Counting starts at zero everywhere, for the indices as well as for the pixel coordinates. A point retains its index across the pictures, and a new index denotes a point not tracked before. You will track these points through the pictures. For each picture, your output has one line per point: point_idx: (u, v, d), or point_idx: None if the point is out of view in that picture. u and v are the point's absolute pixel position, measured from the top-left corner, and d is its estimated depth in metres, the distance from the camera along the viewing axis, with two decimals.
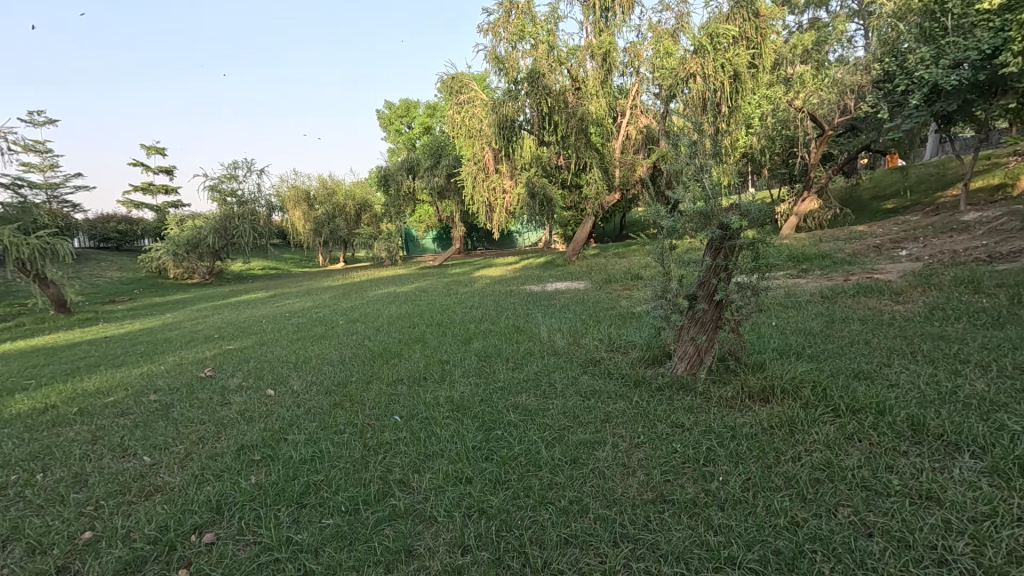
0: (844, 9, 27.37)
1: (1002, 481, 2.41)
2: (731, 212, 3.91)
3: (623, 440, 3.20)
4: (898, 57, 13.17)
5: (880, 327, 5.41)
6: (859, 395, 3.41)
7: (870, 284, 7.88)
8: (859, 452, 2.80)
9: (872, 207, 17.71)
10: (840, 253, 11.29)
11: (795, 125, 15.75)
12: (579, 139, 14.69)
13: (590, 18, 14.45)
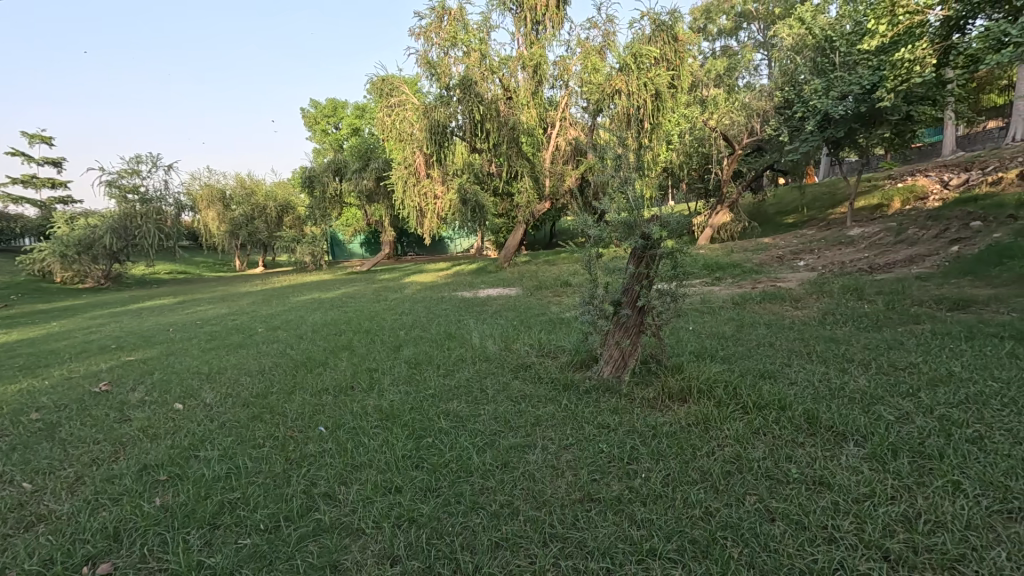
0: (750, 40, 30.01)
1: (879, 465, 2.73)
2: (653, 223, 4.16)
3: (552, 442, 3.29)
4: (796, 87, 14.63)
5: (782, 331, 5.95)
6: (764, 392, 3.73)
7: (774, 291, 8.65)
8: (764, 445, 3.06)
9: (776, 221, 19.40)
10: (748, 263, 12.28)
11: (709, 143, 16.95)
12: (510, 148, 14.96)
13: (521, 30, 14.74)
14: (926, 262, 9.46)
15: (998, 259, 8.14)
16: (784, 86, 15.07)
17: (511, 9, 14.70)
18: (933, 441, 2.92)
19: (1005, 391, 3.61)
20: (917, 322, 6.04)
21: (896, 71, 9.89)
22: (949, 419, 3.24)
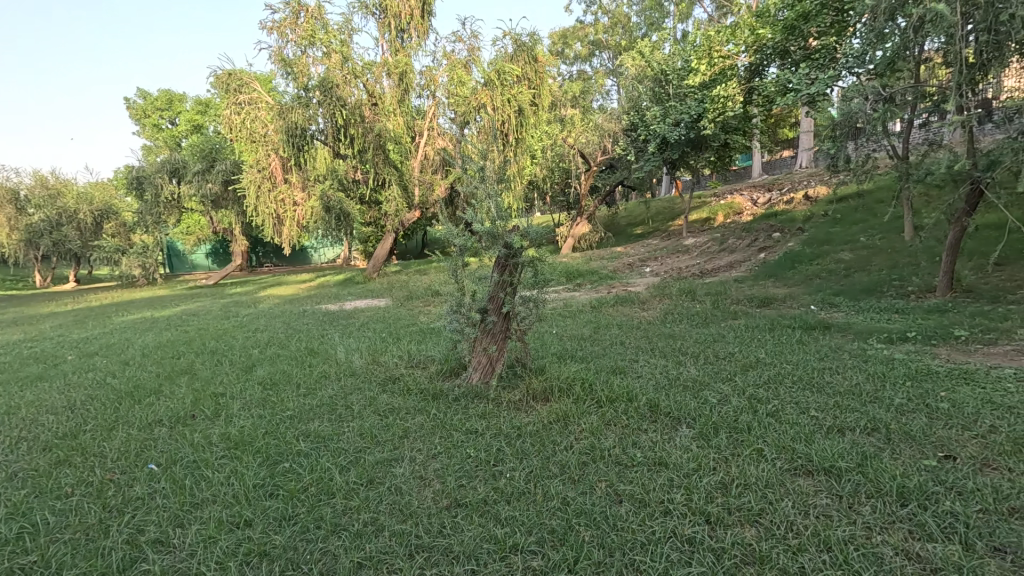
0: (602, 67, 32.96)
1: (704, 442, 3.18)
2: (513, 233, 4.35)
3: (420, 453, 3.26)
4: (639, 112, 16.42)
5: (631, 331, 6.61)
6: (615, 387, 4.12)
7: (625, 296, 9.57)
8: (614, 434, 3.37)
9: (627, 232, 21.47)
10: (604, 270, 13.42)
11: (568, 159, 18.17)
12: (376, 155, 14.55)
13: (385, 35, 14.47)
14: (742, 268, 11.22)
15: (791, 264, 9.98)
16: (629, 111, 16.83)
17: (374, 13, 14.37)
18: (742, 417, 3.48)
19: (794, 371, 4.45)
20: (735, 318, 7.14)
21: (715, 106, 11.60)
22: (756, 397, 3.89)
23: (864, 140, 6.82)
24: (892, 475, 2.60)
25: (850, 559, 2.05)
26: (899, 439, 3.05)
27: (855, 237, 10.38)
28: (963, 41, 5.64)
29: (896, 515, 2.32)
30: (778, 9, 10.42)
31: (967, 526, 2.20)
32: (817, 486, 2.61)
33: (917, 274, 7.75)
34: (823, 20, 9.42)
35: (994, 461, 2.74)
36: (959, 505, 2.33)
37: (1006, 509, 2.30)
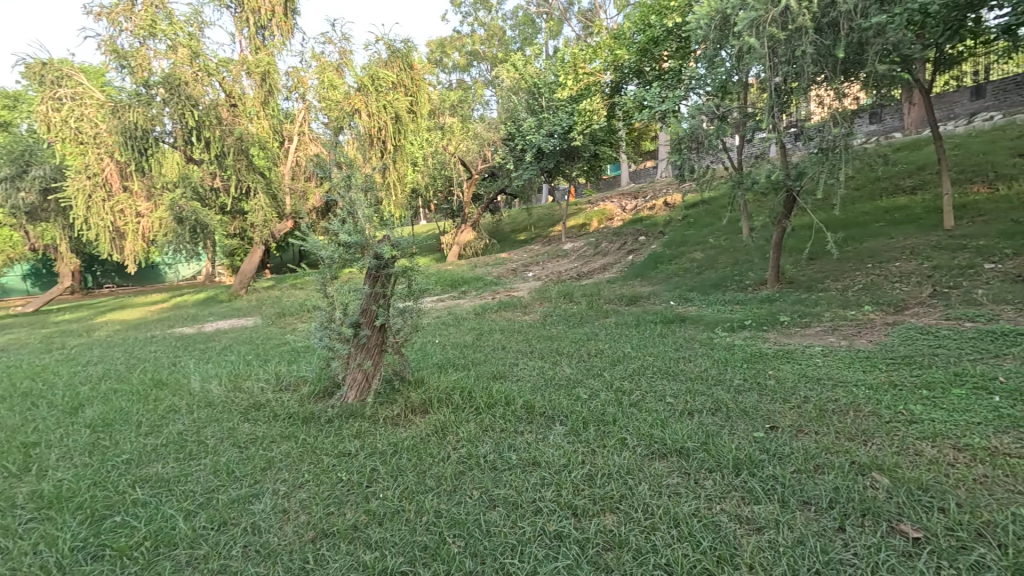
0: (481, 78, 33.65)
1: (575, 437, 3.35)
2: (383, 243, 4.20)
3: (284, 484, 3.00)
4: (516, 122, 17.00)
5: (512, 335, 6.78)
6: (493, 393, 4.18)
7: (508, 301, 9.80)
8: (491, 440, 3.41)
9: (510, 238, 22.03)
10: (488, 276, 13.63)
11: (450, 167, 18.19)
12: (238, 161, 13.24)
13: (243, 31, 13.33)
14: (614, 269, 12.09)
15: (655, 264, 10.97)
16: (507, 121, 17.34)
17: (229, 7, 13.18)
18: (608, 410, 3.72)
19: (655, 362, 4.88)
20: (607, 316, 7.64)
21: (582, 118, 12.29)
22: (621, 389, 4.19)
23: (704, 152, 7.76)
24: (728, 449, 2.95)
25: (693, 531, 2.27)
26: (735, 416, 3.47)
27: (705, 238, 11.72)
28: (772, 70, 6.69)
29: (732, 484, 2.63)
30: (633, 31, 11.32)
31: (784, 485, 2.56)
32: (670, 467, 2.87)
33: (753, 268, 8.95)
34: (668, 44, 10.68)
35: (805, 427, 3.22)
36: (778, 468, 2.70)
37: (811, 465, 2.72)
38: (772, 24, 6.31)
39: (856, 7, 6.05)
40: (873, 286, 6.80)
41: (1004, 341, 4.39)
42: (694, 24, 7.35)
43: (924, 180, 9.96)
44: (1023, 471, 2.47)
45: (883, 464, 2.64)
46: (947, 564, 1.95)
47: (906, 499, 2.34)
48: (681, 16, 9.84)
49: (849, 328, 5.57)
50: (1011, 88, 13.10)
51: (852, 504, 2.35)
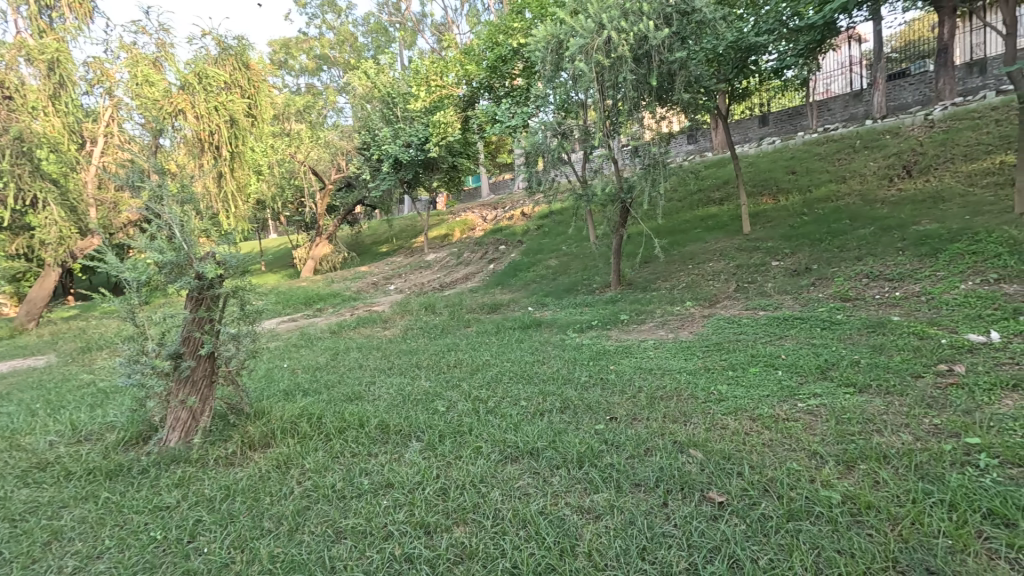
0: (333, 84, 32.09)
1: (431, 452, 3.30)
2: (206, 261, 3.65)
3: (77, 556, 2.49)
4: (370, 132, 16.48)
5: (371, 352, 6.50)
6: (346, 416, 3.94)
7: (367, 316, 9.41)
8: (341, 467, 3.20)
9: (371, 251, 21.22)
10: (347, 291, 12.95)
11: (299, 177, 17.08)
12: (17, 167, 10.86)
13: (21, 9, 11.01)
14: (475, 279, 12.31)
15: (513, 272, 11.41)
16: (361, 130, 16.71)
17: None
18: (465, 420, 3.74)
19: (511, 368, 5.03)
20: (469, 325, 7.73)
21: (437, 129, 12.46)
22: (479, 397, 4.25)
23: (549, 166, 8.31)
24: (573, 444, 3.14)
25: (540, 528, 2.36)
26: (581, 412, 3.72)
27: (558, 246, 12.50)
28: (601, 92, 7.43)
29: (576, 477, 2.80)
30: (482, 48, 11.61)
31: (619, 471, 2.80)
32: (521, 469, 2.97)
33: (599, 273, 9.77)
34: (514, 64, 11.13)
35: (639, 415, 3.57)
36: (616, 457, 2.95)
37: (642, 449, 3.01)
38: (598, 52, 7.01)
39: (664, 42, 6.99)
40: (693, 284, 7.86)
41: (785, 325, 5.35)
42: (533, 47, 7.87)
43: (728, 192, 11.81)
44: (795, 431, 3.01)
45: (697, 440, 3.03)
46: (742, 520, 2.29)
47: (714, 469, 2.71)
48: (524, 38, 10.42)
49: (675, 322, 6.35)
50: (785, 119, 16.17)
51: (673, 480, 2.65)
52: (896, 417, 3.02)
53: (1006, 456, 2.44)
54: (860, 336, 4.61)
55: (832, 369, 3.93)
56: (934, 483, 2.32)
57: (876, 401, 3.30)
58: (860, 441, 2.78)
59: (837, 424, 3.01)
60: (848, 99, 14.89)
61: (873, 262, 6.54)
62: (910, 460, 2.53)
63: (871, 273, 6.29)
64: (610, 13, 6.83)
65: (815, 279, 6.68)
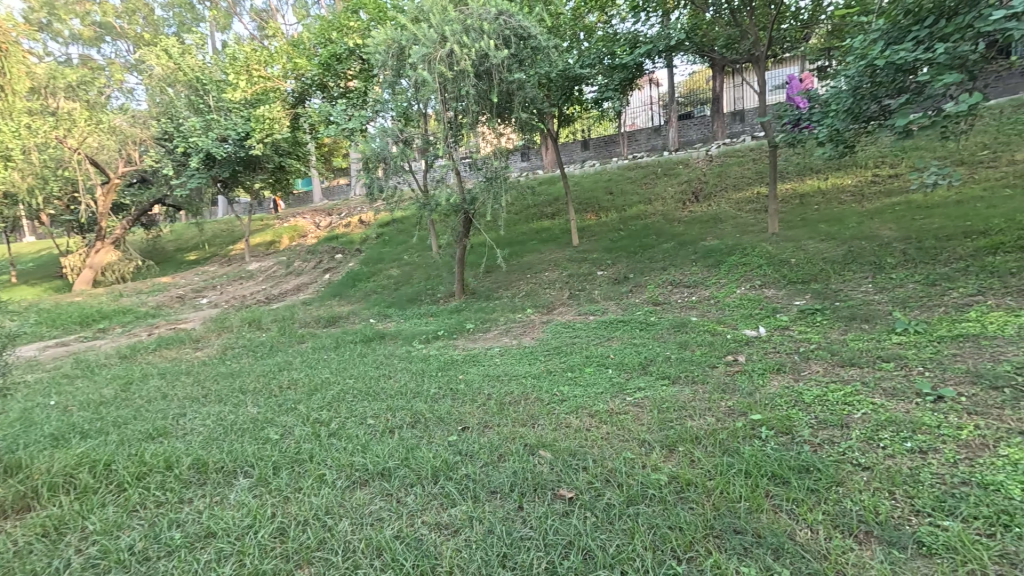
0: (118, 58, 26.77)
1: (263, 489, 2.90)
2: None
3: None
4: (173, 120, 13.95)
5: (178, 378, 5.49)
6: (147, 458, 3.25)
7: (172, 335, 7.96)
8: (141, 523, 2.61)
9: (175, 259, 18.11)
10: (142, 307, 10.81)
11: (71, 167, 13.67)
12: None
13: None
14: (308, 290, 11.34)
15: (352, 283, 10.79)
16: (159, 117, 13.99)
17: None
18: (304, 446, 3.37)
19: (354, 384, 4.71)
20: (303, 341, 7.04)
21: (259, 124, 11.23)
22: (319, 420, 3.87)
23: (391, 173, 8.08)
24: (426, 459, 3.04)
25: (396, 554, 2.22)
26: (432, 425, 3.63)
27: (400, 256, 12.18)
28: (444, 103, 7.49)
29: (431, 493, 2.71)
30: (313, 44, 10.81)
31: (474, 481, 2.79)
32: (372, 493, 2.79)
33: (443, 282, 9.78)
34: (350, 64, 10.55)
35: (490, 422, 3.62)
36: (470, 467, 2.92)
37: (495, 456, 3.05)
38: (441, 62, 7.09)
39: (503, 62, 7.33)
40: (531, 292, 8.33)
41: (611, 327, 5.97)
42: (372, 49, 7.64)
43: (559, 208, 12.84)
44: (626, 423, 3.35)
45: (546, 441, 3.17)
46: (590, 512, 2.44)
47: (562, 467, 2.86)
48: (361, 39, 9.97)
49: (517, 329, 6.63)
50: (603, 145, 18.29)
51: (526, 483, 2.72)
52: (701, 403, 3.56)
53: (778, 427, 3.04)
54: (670, 335, 5.36)
55: (651, 364, 4.49)
56: (734, 456, 2.77)
57: (686, 390, 3.85)
58: (677, 426, 3.21)
59: (659, 414, 3.42)
60: (650, 133, 17.48)
61: (676, 272, 7.70)
62: (715, 439, 2.98)
63: (674, 281, 7.40)
64: (452, 26, 6.98)
65: (633, 286, 7.62)
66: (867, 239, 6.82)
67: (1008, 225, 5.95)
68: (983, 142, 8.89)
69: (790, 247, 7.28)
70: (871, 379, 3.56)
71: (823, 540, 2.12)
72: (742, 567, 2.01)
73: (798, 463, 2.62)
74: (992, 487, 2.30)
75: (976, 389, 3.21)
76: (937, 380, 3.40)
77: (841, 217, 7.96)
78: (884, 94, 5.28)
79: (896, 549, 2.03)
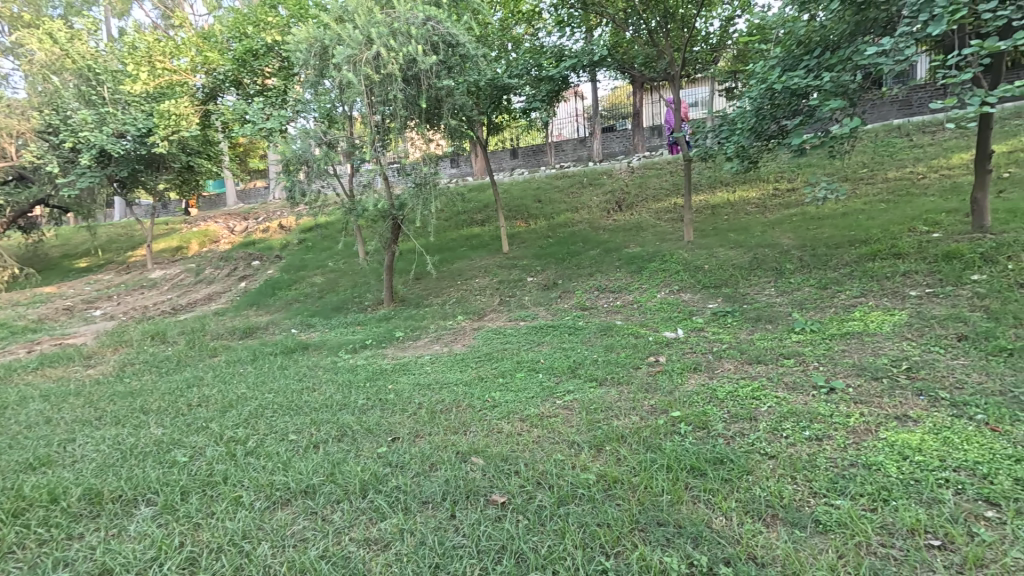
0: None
1: (170, 516, 2.66)
2: None
3: None
4: (60, 112, 12.29)
5: (65, 400, 4.90)
6: (26, 492, 2.87)
7: (57, 352, 7.09)
8: (20, 566, 2.31)
9: (60, 266, 16.16)
10: (19, 321, 9.53)
11: None
12: None
13: None
14: (221, 299, 10.56)
15: (271, 291, 10.19)
16: (43, 108, 12.34)
17: None
18: (218, 467, 3.13)
19: (274, 399, 4.44)
20: (215, 355, 6.54)
21: (164, 120, 10.22)
22: (235, 438, 3.61)
23: (314, 176, 7.75)
24: (354, 473, 2.93)
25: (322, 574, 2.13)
26: (360, 437, 3.50)
27: (324, 262, 11.69)
28: (370, 106, 7.30)
29: (359, 508, 2.62)
30: (227, 37, 10.18)
31: (405, 492, 2.72)
32: (295, 513, 2.64)
33: (370, 289, 9.49)
34: (268, 61, 10.01)
35: (421, 431, 3.56)
36: (401, 478, 2.85)
37: (427, 465, 3.00)
38: (366, 65, 6.95)
39: (431, 68, 7.30)
40: (462, 299, 8.30)
41: (541, 332, 6.09)
42: (292, 46, 7.34)
43: (489, 215, 12.92)
44: (557, 425, 3.42)
45: (478, 447, 3.16)
46: (523, 515, 2.47)
47: (494, 472, 2.87)
48: (280, 36, 9.50)
49: (448, 336, 6.57)
50: (530, 154, 18.73)
51: (458, 491, 2.70)
52: (626, 402, 3.71)
53: (695, 423, 3.24)
54: (597, 338, 5.55)
55: (580, 367, 4.63)
56: (656, 452, 2.92)
57: (612, 391, 4.00)
58: (604, 426, 3.33)
59: (587, 415, 3.53)
60: (575, 144, 18.13)
61: (602, 278, 8.00)
62: (639, 437, 3.13)
63: (600, 286, 7.68)
64: (379, 29, 6.85)
65: (562, 292, 7.81)
66: (769, 247, 7.47)
67: (883, 235, 6.75)
68: (862, 162, 10.05)
69: (704, 254, 7.81)
70: (774, 374, 3.89)
71: (736, 525, 2.28)
72: (665, 557, 2.11)
73: (714, 455, 2.81)
74: (875, 467, 2.59)
75: (860, 380, 3.61)
76: (830, 374, 3.79)
77: (747, 226, 8.66)
78: (781, 115, 5.83)
79: (798, 529, 2.23)
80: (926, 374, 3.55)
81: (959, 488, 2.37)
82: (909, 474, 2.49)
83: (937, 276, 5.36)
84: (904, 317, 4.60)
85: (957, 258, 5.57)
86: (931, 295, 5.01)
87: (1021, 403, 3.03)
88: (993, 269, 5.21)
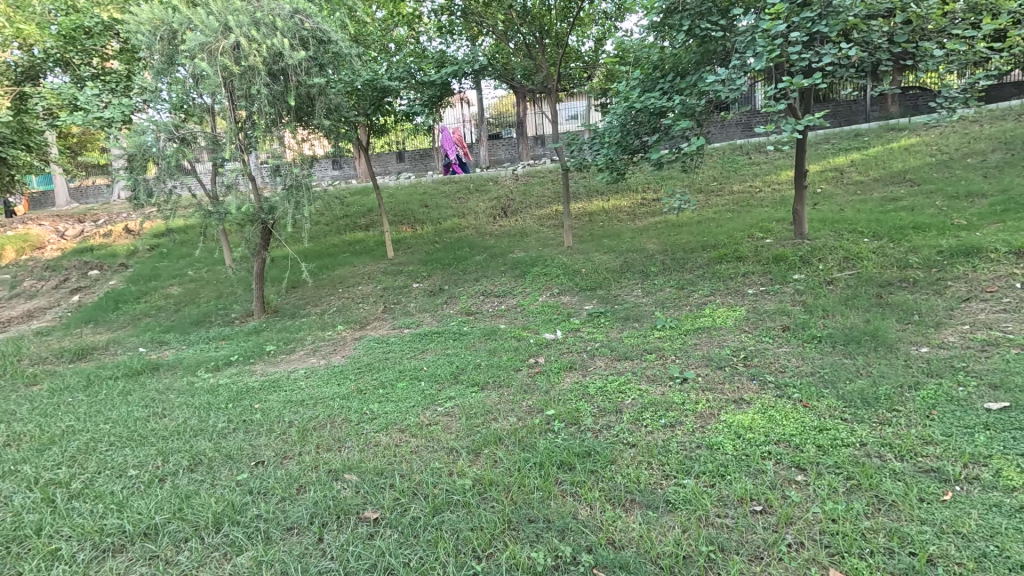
0: None
1: None
2: None
3: None
4: None
5: None
6: None
7: None
8: None
9: None
10: None
11: None
12: None
13: None
14: (45, 316, 8.95)
15: (113, 305, 8.86)
16: None
17: None
18: (29, 517, 2.65)
19: (112, 430, 3.84)
20: (35, 382, 5.52)
21: None
22: (54, 481, 3.07)
23: (165, 175, 6.90)
24: (205, 505, 2.64)
25: None
26: (217, 465, 3.17)
27: (181, 271, 10.43)
28: (231, 101, 6.70)
29: (211, 544, 2.39)
30: (49, 9, 8.79)
31: (267, 520, 2.52)
32: (131, 560, 2.34)
33: (237, 300, 8.65)
34: (104, 41, 8.73)
35: (289, 451, 3.31)
36: (262, 506, 2.63)
37: (294, 488, 2.79)
38: (225, 55, 6.38)
39: (300, 64, 6.89)
40: (343, 308, 7.90)
41: (425, 339, 6.02)
42: (133, 27, 6.54)
43: (372, 220, 12.48)
44: (436, 433, 3.39)
45: (352, 463, 3.01)
46: (395, 529, 2.42)
47: (368, 488, 2.76)
48: (119, 14, 8.36)
49: (326, 348, 6.21)
50: (417, 158, 18.62)
51: (328, 512, 2.56)
52: (506, 403, 3.81)
53: (567, 419, 3.42)
54: (481, 342, 5.62)
55: (463, 372, 4.64)
56: (531, 450, 3.03)
57: (493, 394, 4.08)
58: (483, 429, 3.37)
59: (467, 420, 3.55)
60: None
61: (487, 283, 8.12)
62: (516, 437, 3.21)
63: (485, 291, 7.79)
64: (237, 17, 6.32)
65: (447, 298, 7.77)
66: (637, 252, 8.14)
67: (729, 241, 7.69)
68: (712, 176, 11.39)
69: (581, 258, 8.28)
70: (638, 368, 4.24)
71: (599, 513, 2.44)
72: (532, 553, 2.20)
73: (582, 449, 2.98)
74: (715, 447, 2.93)
75: (707, 370, 4.06)
76: (683, 365, 4.22)
77: (619, 232, 9.35)
78: (642, 131, 6.41)
79: (651, 509, 2.46)
80: (758, 361, 4.10)
81: (777, 458, 2.78)
82: (741, 451, 2.86)
83: (768, 276, 6.23)
84: (743, 312, 5.28)
85: (783, 261, 6.53)
86: (764, 292, 5.82)
87: (824, 382, 3.63)
88: (809, 269, 6.18)
